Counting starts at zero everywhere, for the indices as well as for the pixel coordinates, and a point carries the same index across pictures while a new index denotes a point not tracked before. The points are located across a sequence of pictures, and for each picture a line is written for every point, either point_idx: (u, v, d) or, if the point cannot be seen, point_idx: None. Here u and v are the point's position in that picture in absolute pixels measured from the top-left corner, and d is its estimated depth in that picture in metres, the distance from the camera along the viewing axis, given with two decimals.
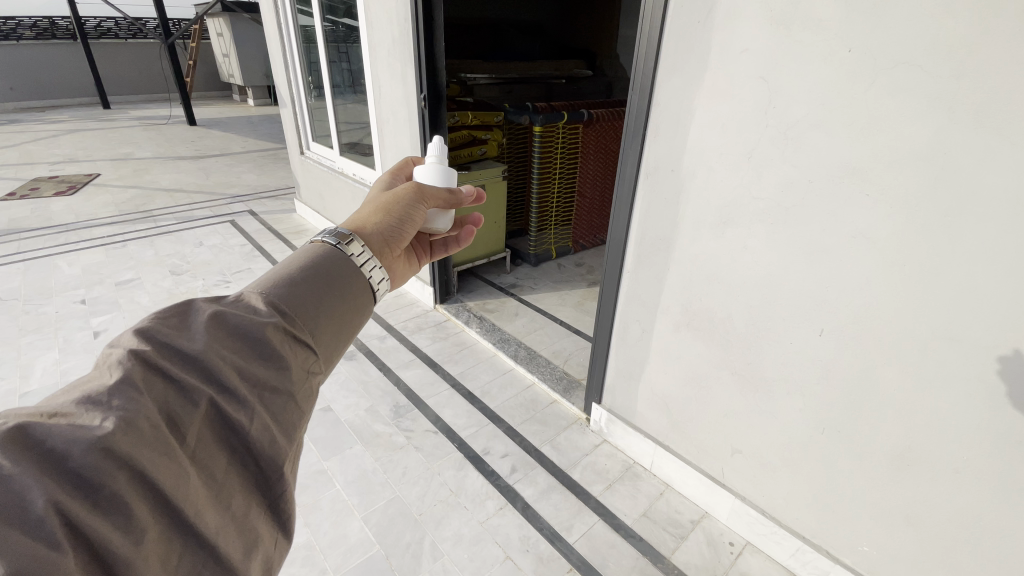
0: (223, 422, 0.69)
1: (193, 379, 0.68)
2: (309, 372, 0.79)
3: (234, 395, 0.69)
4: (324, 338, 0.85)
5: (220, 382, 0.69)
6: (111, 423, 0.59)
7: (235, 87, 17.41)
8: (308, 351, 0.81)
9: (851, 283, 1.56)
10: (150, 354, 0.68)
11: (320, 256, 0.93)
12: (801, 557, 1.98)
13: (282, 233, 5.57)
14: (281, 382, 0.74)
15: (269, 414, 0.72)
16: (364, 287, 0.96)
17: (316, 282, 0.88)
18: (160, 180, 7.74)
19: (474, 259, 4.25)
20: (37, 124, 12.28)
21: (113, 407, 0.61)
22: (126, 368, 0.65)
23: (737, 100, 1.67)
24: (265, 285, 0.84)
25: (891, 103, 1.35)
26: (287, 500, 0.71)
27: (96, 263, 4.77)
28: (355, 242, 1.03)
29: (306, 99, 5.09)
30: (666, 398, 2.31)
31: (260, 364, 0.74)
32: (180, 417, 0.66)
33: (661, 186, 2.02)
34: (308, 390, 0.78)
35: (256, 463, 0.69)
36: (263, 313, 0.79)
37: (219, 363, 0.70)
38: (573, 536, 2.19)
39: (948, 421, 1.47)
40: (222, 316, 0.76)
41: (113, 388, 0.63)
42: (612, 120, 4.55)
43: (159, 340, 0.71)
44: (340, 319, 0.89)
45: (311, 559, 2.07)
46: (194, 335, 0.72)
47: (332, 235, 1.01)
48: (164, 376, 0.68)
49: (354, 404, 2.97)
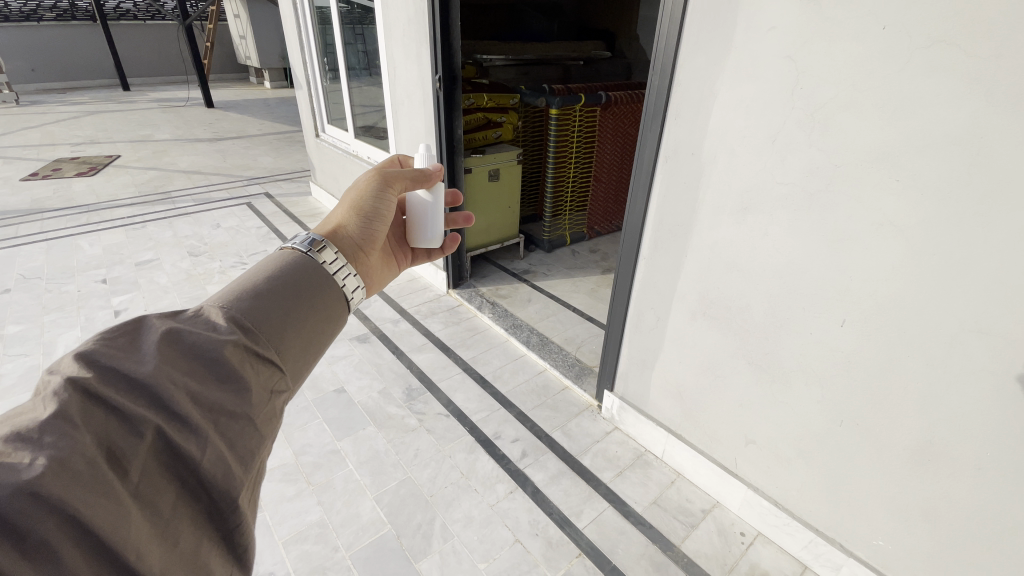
0: (172, 452, 0.68)
1: (141, 407, 0.68)
2: (273, 391, 0.81)
3: (186, 423, 0.69)
4: (288, 352, 0.88)
5: (171, 409, 0.69)
6: (42, 465, 0.58)
7: (252, 70, 17.44)
8: (272, 367, 0.83)
9: (874, 273, 1.51)
10: (92, 384, 0.67)
11: (285, 266, 1.00)
12: (813, 550, 1.97)
13: (298, 216, 5.60)
14: (239, 406, 0.74)
15: (225, 441, 0.71)
16: (332, 298, 1.01)
17: (284, 293, 0.93)
18: (178, 162, 7.81)
19: (487, 244, 4.23)
20: (58, 105, 12.46)
21: (45, 445, 0.60)
22: (62, 401, 0.64)
23: (764, 80, 1.61)
24: (227, 299, 0.86)
25: (926, 84, 1.28)
26: (243, 531, 0.71)
27: (116, 243, 4.86)
28: (328, 250, 1.11)
29: (322, 80, 5.07)
30: (679, 386, 2.29)
31: (217, 386, 0.74)
32: (123, 450, 0.65)
33: (681, 170, 1.96)
34: (269, 410, 0.80)
35: (208, 494, 0.69)
36: (223, 330, 0.80)
37: (170, 387, 0.69)
38: (583, 522, 2.20)
39: (972, 416, 1.42)
40: (178, 334, 0.77)
41: (46, 425, 0.61)
42: (631, 103, 4.46)
43: (104, 365, 0.70)
44: (307, 335, 0.92)
45: (324, 537, 2.11)
46: (144, 357, 0.72)
47: (305, 244, 1.09)
48: (107, 407, 0.67)
49: (367, 386, 2.99)
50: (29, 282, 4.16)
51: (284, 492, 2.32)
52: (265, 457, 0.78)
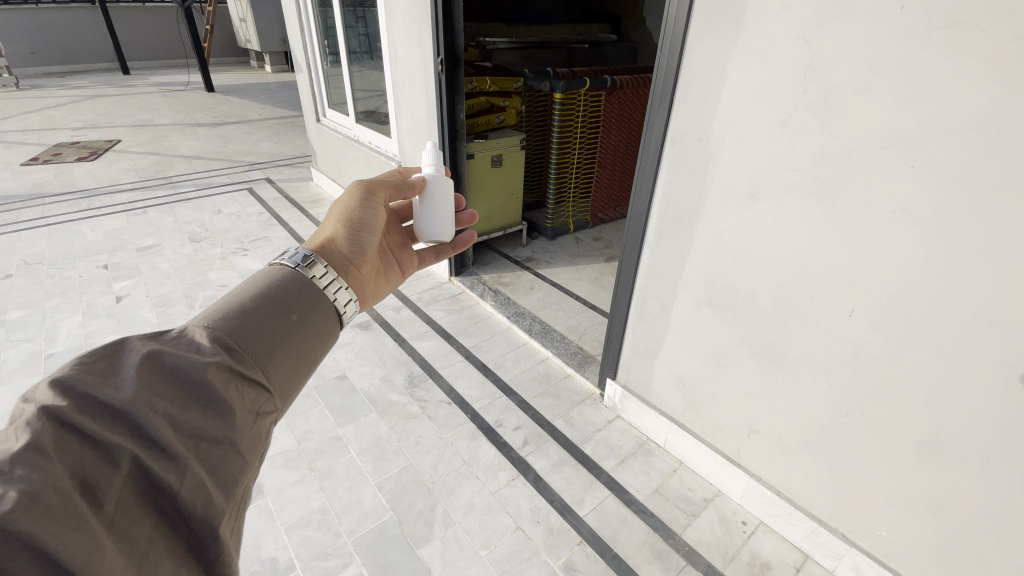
0: (149, 482, 0.65)
1: (117, 436, 0.65)
2: (258, 414, 0.79)
3: (165, 451, 0.66)
4: (275, 373, 0.86)
5: (150, 437, 0.66)
6: (11, 500, 0.55)
7: (253, 54, 17.28)
8: (259, 388, 0.82)
9: (885, 262, 1.48)
10: (66, 412, 0.65)
11: (275, 283, 0.98)
12: (816, 539, 1.96)
13: (299, 202, 5.56)
14: (220, 431, 0.72)
15: (206, 468, 0.69)
16: (320, 316, 1.00)
17: (272, 311, 0.92)
18: (179, 147, 7.77)
19: (490, 232, 4.19)
20: (59, 89, 12.34)
21: (14, 479, 0.57)
22: (36, 429, 0.62)
23: (776, 63, 1.56)
24: (211, 319, 0.85)
25: (944, 66, 1.24)
26: (224, 562, 0.67)
27: (117, 229, 4.84)
28: (319, 264, 1.10)
29: (322, 63, 4.99)
30: (682, 375, 2.28)
31: (198, 411, 0.72)
32: (97, 481, 0.62)
33: (688, 155, 1.92)
34: (254, 434, 0.77)
35: (187, 525, 0.66)
36: (206, 352, 0.79)
37: (147, 413, 0.67)
38: (584, 509, 2.20)
39: (982, 408, 1.40)
40: (161, 358, 0.75)
41: (18, 457, 0.58)
42: (636, 87, 4.38)
43: (81, 392, 0.68)
44: (296, 353, 0.91)
45: (326, 522, 2.12)
46: (123, 383, 0.70)
47: (296, 259, 1.08)
48: (82, 437, 0.65)
49: (369, 374, 2.98)
50: (31, 267, 4.15)
51: (287, 477, 2.32)
52: (249, 483, 0.76)
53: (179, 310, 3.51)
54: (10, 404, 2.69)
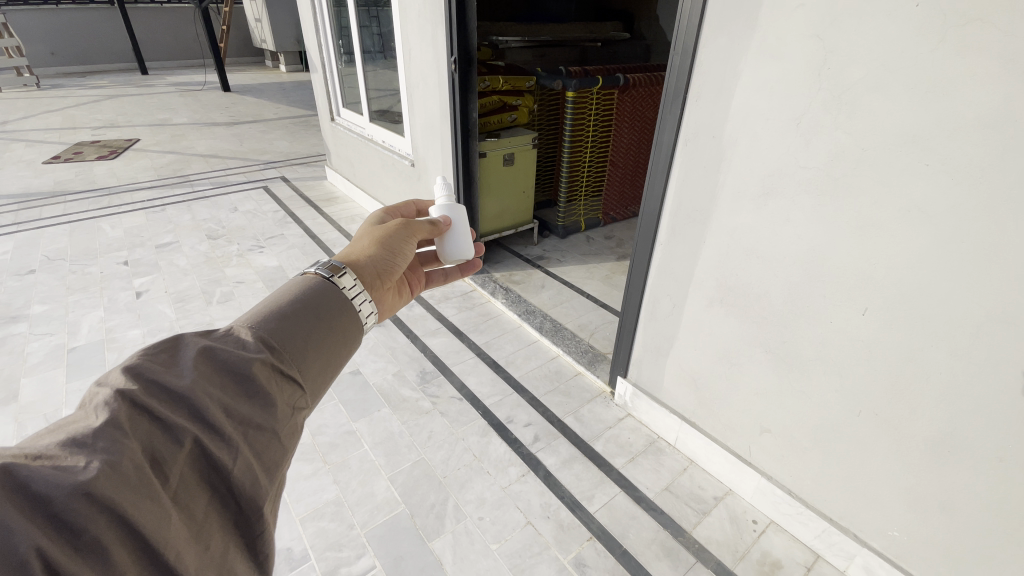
0: (206, 462, 0.69)
1: (179, 417, 0.69)
2: (295, 408, 0.82)
3: (220, 433, 0.70)
4: (309, 371, 0.88)
5: (207, 420, 0.70)
6: (95, 468, 0.58)
7: (269, 53, 17.49)
8: (295, 384, 0.84)
9: (899, 260, 1.47)
10: (137, 395, 0.68)
11: (309, 288, 1.00)
12: (827, 539, 1.96)
13: (313, 200, 5.62)
14: (265, 420, 0.75)
15: (253, 452, 0.72)
16: (350, 321, 1.01)
17: (306, 315, 0.93)
18: (195, 146, 7.90)
19: (501, 230, 4.21)
20: (80, 89, 12.60)
21: (97, 450, 0.61)
22: (111, 410, 0.66)
23: (789, 61, 1.56)
24: (254, 320, 0.87)
25: (961, 62, 1.23)
26: (265, 541, 0.70)
27: (137, 226, 4.95)
28: (347, 275, 1.11)
29: (336, 63, 5.04)
30: (693, 374, 2.28)
31: (247, 401, 0.75)
32: (164, 457, 0.65)
33: (701, 152, 1.92)
34: (291, 426, 0.80)
35: (236, 503, 0.70)
36: (252, 348, 0.82)
37: (205, 399, 0.70)
38: (594, 506, 2.21)
39: (996, 409, 1.39)
40: (214, 351, 0.78)
41: (98, 431, 0.62)
42: (649, 86, 4.35)
43: (148, 378, 0.71)
44: (328, 354, 0.93)
45: (340, 514, 2.16)
46: (182, 371, 0.73)
47: (325, 269, 1.09)
48: (150, 417, 0.68)
49: (382, 369, 3.02)
50: (54, 263, 4.26)
51: (302, 470, 2.36)
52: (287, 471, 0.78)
53: (196, 306, 3.58)
54: (34, 395, 2.77)
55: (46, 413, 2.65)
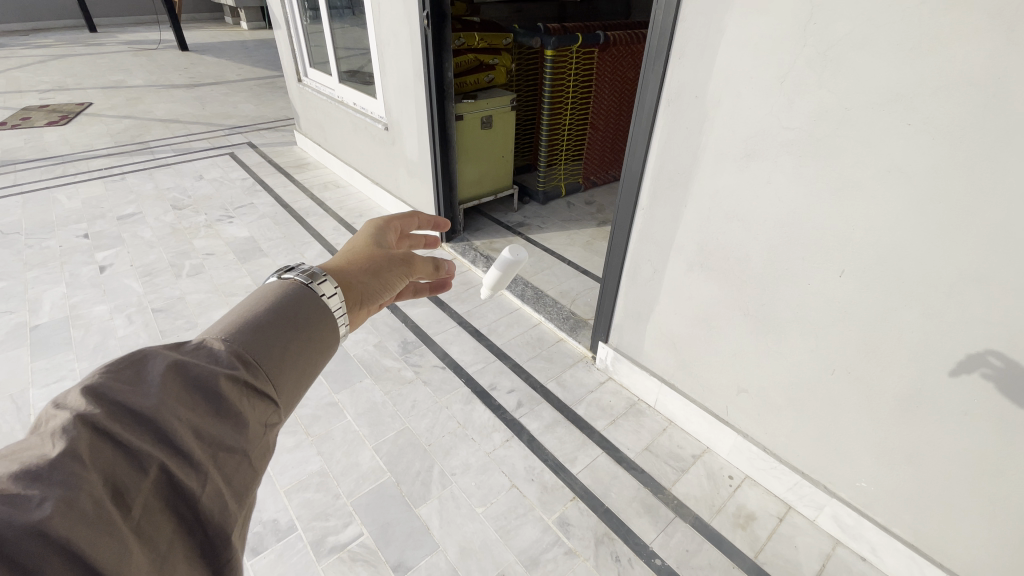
0: (171, 492, 0.58)
1: (143, 446, 0.58)
2: (273, 428, 0.69)
3: (191, 464, 0.59)
4: (291, 383, 0.75)
5: (176, 448, 0.59)
6: (43, 509, 0.48)
7: (228, 10, 16.42)
8: (275, 402, 0.71)
9: (877, 222, 1.49)
10: (98, 420, 0.58)
11: (291, 285, 0.84)
12: (799, 491, 2.05)
13: (283, 166, 5.40)
14: (241, 445, 0.64)
15: (229, 481, 0.62)
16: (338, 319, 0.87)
17: (287, 316, 0.78)
18: (154, 110, 7.46)
19: (480, 196, 4.12)
20: (22, 49, 11.67)
21: (45, 488, 0.50)
22: (62, 437, 0.55)
23: (775, 15, 1.51)
24: (229, 326, 0.74)
25: (947, 18, 1.21)
26: None
27: (96, 196, 4.69)
28: (328, 284, 0.91)
29: (300, 20, 4.74)
30: (674, 337, 2.30)
31: (219, 425, 0.63)
32: (123, 490, 0.55)
33: (684, 113, 1.87)
34: (268, 447, 0.68)
35: (206, 533, 0.60)
36: (225, 361, 0.69)
37: (173, 426, 0.59)
38: (577, 467, 2.27)
39: (964, 366, 1.44)
40: (183, 364, 0.65)
41: (53, 464, 0.52)
42: (631, 44, 4.21)
43: (110, 400, 0.60)
44: (312, 358, 0.79)
45: (325, 484, 2.16)
46: (148, 390, 0.61)
47: (304, 273, 0.89)
48: (109, 442, 0.57)
49: (362, 340, 2.97)
50: (8, 237, 4.02)
51: (284, 442, 2.34)
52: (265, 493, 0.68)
53: (165, 279, 3.45)
54: None
55: (12, 394, 2.55)
